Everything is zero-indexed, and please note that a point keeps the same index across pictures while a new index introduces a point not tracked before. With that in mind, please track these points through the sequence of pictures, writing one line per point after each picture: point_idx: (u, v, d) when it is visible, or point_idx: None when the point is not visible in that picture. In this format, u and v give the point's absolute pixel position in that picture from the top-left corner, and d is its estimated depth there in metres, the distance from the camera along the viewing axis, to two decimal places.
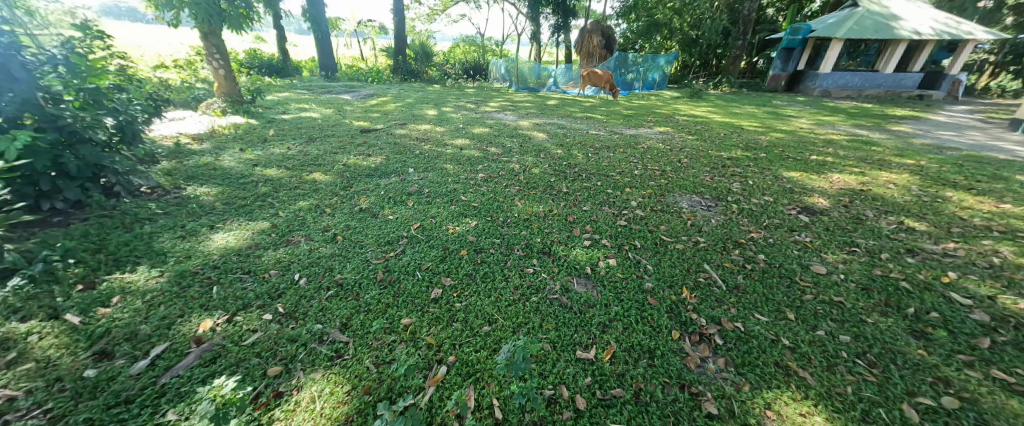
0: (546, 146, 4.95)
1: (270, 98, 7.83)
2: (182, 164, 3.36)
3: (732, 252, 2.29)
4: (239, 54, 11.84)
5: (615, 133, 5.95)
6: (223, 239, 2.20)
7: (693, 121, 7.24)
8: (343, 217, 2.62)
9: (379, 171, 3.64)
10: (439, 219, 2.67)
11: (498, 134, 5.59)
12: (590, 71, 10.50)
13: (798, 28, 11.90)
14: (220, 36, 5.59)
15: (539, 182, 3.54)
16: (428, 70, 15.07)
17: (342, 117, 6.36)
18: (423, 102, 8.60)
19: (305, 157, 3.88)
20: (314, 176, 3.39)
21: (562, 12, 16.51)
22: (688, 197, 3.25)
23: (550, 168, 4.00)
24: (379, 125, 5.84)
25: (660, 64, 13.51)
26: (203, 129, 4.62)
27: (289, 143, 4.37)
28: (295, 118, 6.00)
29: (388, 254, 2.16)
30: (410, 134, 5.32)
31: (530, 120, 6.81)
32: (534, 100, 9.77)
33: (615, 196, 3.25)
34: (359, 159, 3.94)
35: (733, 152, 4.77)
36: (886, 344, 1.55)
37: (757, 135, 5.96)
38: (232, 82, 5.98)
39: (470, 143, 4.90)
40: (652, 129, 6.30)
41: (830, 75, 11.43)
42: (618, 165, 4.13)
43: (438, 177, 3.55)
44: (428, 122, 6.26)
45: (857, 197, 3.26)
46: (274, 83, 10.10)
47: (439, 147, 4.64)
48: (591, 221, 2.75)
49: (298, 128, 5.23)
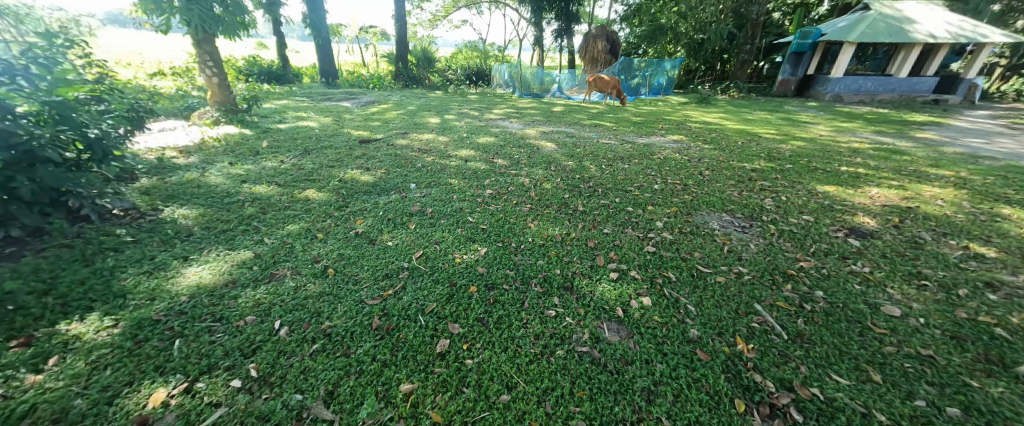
0: (555, 157, 4.68)
1: (268, 106, 7.61)
2: (164, 182, 3.09)
3: (783, 288, 1.98)
4: (238, 61, 11.64)
5: (627, 142, 5.66)
6: (196, 275, 1.91)
7: (706, 128, 6.96)
8: (335, 244, 2.33)
9: (379, 187, 3.36)
10: (444, 246, 2.38)
11: (505, 143, 5.32)
12: (596, 76, 10.24)
13: (808, 32, 11.64)
14: (213, 44, 5.36)
15: (552, 199, 3.25)
16: (430, 76, 14.88)
17: (341, 125, 6.11)
18: (425, 109, 8.36)
19: (300, 171, 3.62)
20: (307, 194, 3.11)
21: (565, 17, 16.36)
22: (718, 216, 2.95)
23: (562, 182, 3.71)
24: (380, 134, 5.58)
25: (666, 69, 13.23)
26: (191, 141, 4.36)
27: (284, 156, 4.11)
28: (292, 127, 5.75)
29: (386, 293, 1.86)
30: (412, 144, 5.06)
31: (537, 128, 6.55)
32: (539, 106, 9.53)
33: (637, 216, 2.95)
34: (357, 173, 3.68)
35: (755, 163, 4.48)
36: (1009, 421, 1.23)
37: (777, 144, 5.67)
38: (226, 90, 5.73)
39: (475, 154, 4.64)
40: (665, 137, 6.02)
41: (842, 80, 11.14)
42: (635, 179, 3.84)
43: (442, 193, 3.28)
44: (430, 131, 6.00)
45: (906, 216, 2.95)
46: (273, 90, 9.89)
47: (443, 158, 4.38)
48: (614, 246, 2.44)
49: (294, 139, 4.97)
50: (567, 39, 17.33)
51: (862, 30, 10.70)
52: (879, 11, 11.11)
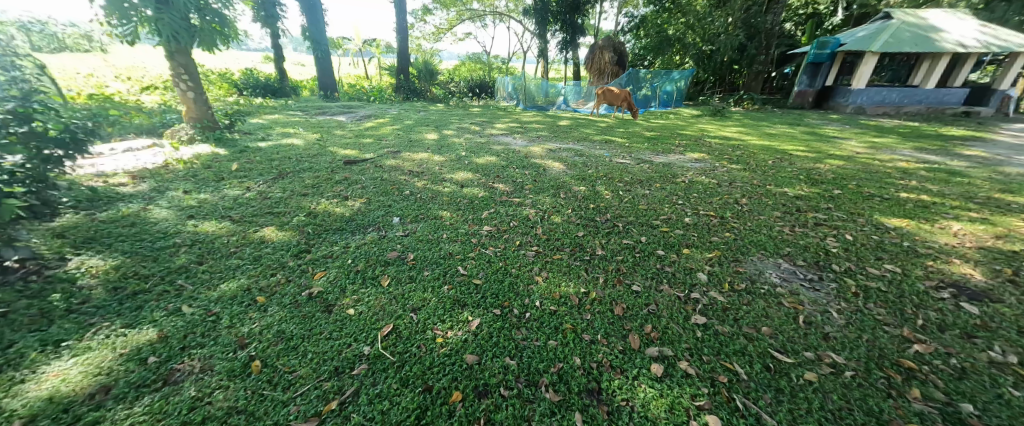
0: (564, 180, 4.12)
1: (255, 121, 7.15)
2: (91, 219, 2.56)
3: (908, 397, 1.35)
4: (235, 74, 11.34)
5: (643, 161, 5.10)
6: (58, 377, 1.33)
7: (728, 144, 6.36)
8: (276, 315, 1.73)
9: (354, 221, 2.81)
10: (423, 316, 1.78)
11: (507, 164, 4.75)
12: (605, 88, 9.74)
13: (826, 42, 11.15)
14: (189, 56, 4.91)
15: (563, 238, 2.68)
16: (432, 89, 14.54)
17: (329, 143, 5.61)
18: (423, 124, 7.86)
19: (265, 202, 3.08)
20: (264, 233, 2.56)
21: (569, 28, 16.03)
22: (773, 264, 2.35)
23: (574, 214, 3.14)
24: (369, 154, 5.05)
25: (674, 78, 12.66)
26: (154, 163, 3.93)
27: (253, 181, 3.59)
28: (275, 145, 5.27)
29: (326, 409, 1.27)
30: (403, 165, 4.51)
31: (543, 145, 5.99)
32: (544, 120, 9.01)
33: (671, 263, 2.35)
34: (332, 204, 3.13)
35: (796, 188, 3.88)
36: None
37: (812, 163, 5.06)
38: (203, 105, 5.25)
39: (473, 178, 4.07)
40: (685, 156, 5.46)
41: (864, 91, 10.58)
42: (659, 209, 3.27)
43: (428, 230, 2.72)
44: (426, 150, 5.45)
45: (1016, 264, 2.32)
46: (267, 104, 9.51)
47: (435, 184, 3.81)
48: (650, 313, 1.83)
49: (271, 159, 4.45)
50: (572, 51, 16.97)
51: (885, 40, 10.17)
52: (902, 19, 10.59)
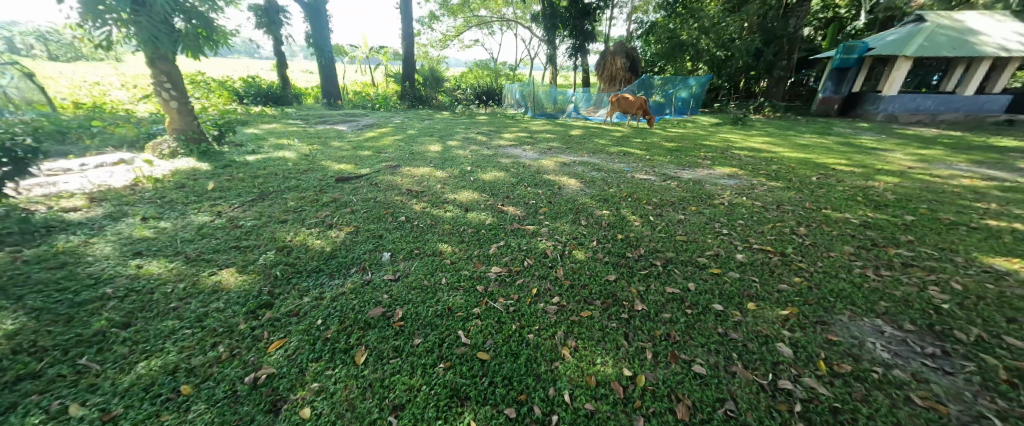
0: (583, 202, 3.60)
1: (250, 131, 6.76)
2: (13, 258, 2.09)
3: None
4: (237, 82, 11.08)
5: (669, 177, 4.57)
6: None
7: (759, 157, 5.79)
8: (200, 421, 1.22)
9: (336, 259, 2.33)
10: (406, 423, 1.25)
11: (517, 181, 4.25)
12: (619, 96, 9.21)
13: (852, 46, 10.60)
14: (172, 62, 4.51)
15: (590, 284, 2.15)
16: (438, 96, 14.17)
17: (324, 156, 5.16)
18: (427, 134, 7.40)
19: (235, 232, 2.61)
20: (222, 277, 2.07)
21: (579, 34, 15.58)
22: (872, 330, 1.79)
23: (601, 248, 2.63)
24: (365, 169, 4.59)
25: (690, 85, 12.10)
26: (125, 181, 3.52)
27: (228, 204, 3.12)
28: (264, 158, 4.83)
29: None
30: (401, 182, 4.04)
31: (555, 158, 5.48)
32: (555, 129, 8.50)
33: (739, 325, 1.80)
34: (314, 234, 2.64)
35: (858, 212, 3.33)
36: None
37: (862, 180, 4.50)
38: (189, 116, 4.81)
39: (480, 199, 3.57)
40: (714, 171, 4.91)
41: (896, 98, 9.98)
42: (702, 241, 2.73)
43: (424, 273, 2.21)
44: (428, 164, 4.98)
45: None
46: (267, 112, 9.17)
47: (436, 207, 3.31)
48: (730, 419, 1.29)
49: (256, 176, 3.99)
50: (581, 57, 16.41)
51: (919, 43, 9.55)
52: (936, 22, 9.96)
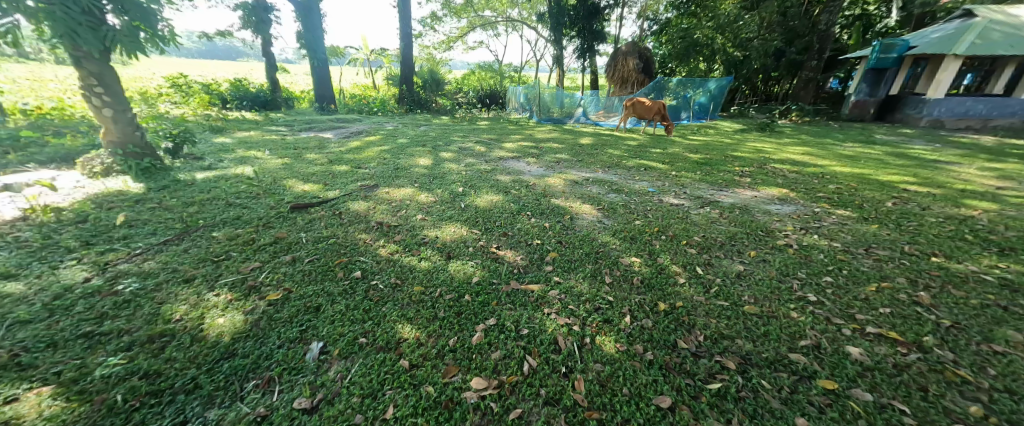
0: (604, 241, 2.78)
1: (220, 140, 6.01)
2: None
3: None
4: (222, 84, 10.41)
5: (705, 203, 3.71)
6: None
7: (806, 173, 4.92)
8: None
9: (231, 358, 1.50)
10: None
11: (518, 209, 3.43)
12: (634, 100, 8.37)
13: (892, 45, 9.75)
14: (103, 62, 3.73)
15: (636, 422, 1.28)
16: (438, 99, 13.40)
17: (292, 172, 4.39)
18: (419, 143, 6.60)
19: (102, 305, 1.78)
20: (17, 407, 1.23)
21: (587, 34, 14.75)
22: None
23: (639, 329, 1.79)
24: (334, 190, 3.80)
25: (710, 89, 11.22)
26: (13, 212, 2.71)
27: (127, 251, 2.32)
28: (217, 176, 4.05)
29: None
30: (372, 212, 3.25)
31: (564, 174, 4.66)
32: (562, 137, 7.66)
33: None
34: (218, 306, 1.81)
35: (983, 262, 2.43)
36: None
37: (951, 207, 3.58)
38: (128, 125, 4.04)
39: (469, 237, 2.79)
40: (758, 193, 4.05)
41: (943, 102, 9.08)
42: (785, 317, 1.88)
43: (360, 395, 1.37)
44: (412, 183, 4.18)
45: None
46: (250, 119, 8.45)
47: (409, 252, 2.50)
48: None
49: (191, 202, 3.19)
50: (590, 59, 15.55)
51: (972, 40, 8.72)
52: (989, 17, 9.08)
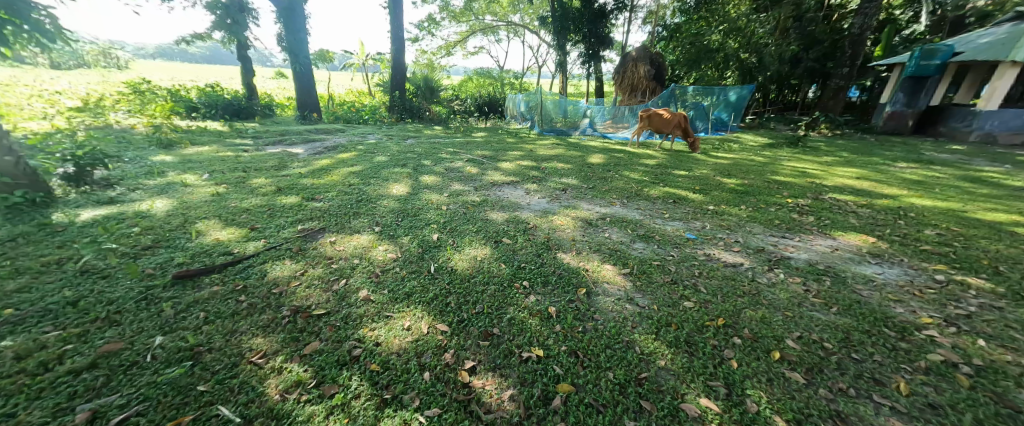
0: (646, 352, 1.73)
1: (158, 158, 5.02)
2: None
3: None
4: (193, 90, 9.52)
5: (774, 262, 2.65)
6: None
7: (879, 208, 3.88)
8: None
9: None
10: None
11: (510, 275, 2.38)
12: (650, 111, 7.41)
13: (934, 50, 8.72)
14: None
15: None
16: (432, 107, 12.42)
17: (218, 207, 3.36)
18: (399, 162, 5.58)
19: None
20: None
21: (592, 39, 13.84)
22: None
23: None
24: (260, 239, 2.76)
25: (729, 99, 10.21)
26: None
27: None
28: (110, 216, 3.02)
29: None
30: (296, 283, 2.21)
31: (573, 210, 3.64)
32: (567, 153, 6.68)
33: None
34: None
35: None
36: None
37: None
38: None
39: (427, 343, 1.73)
40: (837, 243, 2.98)
41: (996, 115, 8.04)
42: None
43: None
44: (371, 225, 3.13)
45: None
46: (215, 130, 7.51)
47: (315, 389, 1.44)
48: None
49: (25, 268, 2.14)
50: (595, 65, 14.60)
51: None
52: None
